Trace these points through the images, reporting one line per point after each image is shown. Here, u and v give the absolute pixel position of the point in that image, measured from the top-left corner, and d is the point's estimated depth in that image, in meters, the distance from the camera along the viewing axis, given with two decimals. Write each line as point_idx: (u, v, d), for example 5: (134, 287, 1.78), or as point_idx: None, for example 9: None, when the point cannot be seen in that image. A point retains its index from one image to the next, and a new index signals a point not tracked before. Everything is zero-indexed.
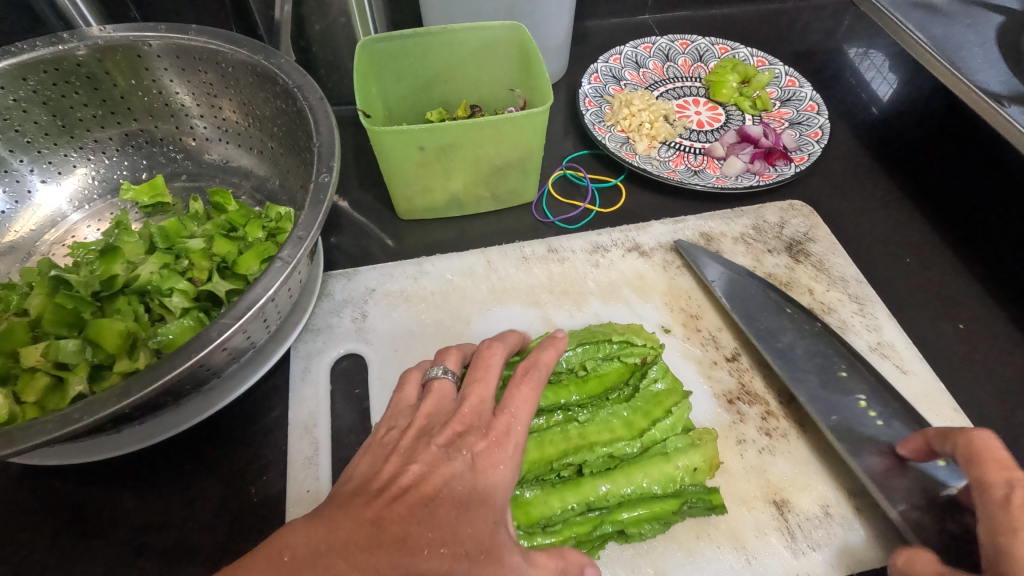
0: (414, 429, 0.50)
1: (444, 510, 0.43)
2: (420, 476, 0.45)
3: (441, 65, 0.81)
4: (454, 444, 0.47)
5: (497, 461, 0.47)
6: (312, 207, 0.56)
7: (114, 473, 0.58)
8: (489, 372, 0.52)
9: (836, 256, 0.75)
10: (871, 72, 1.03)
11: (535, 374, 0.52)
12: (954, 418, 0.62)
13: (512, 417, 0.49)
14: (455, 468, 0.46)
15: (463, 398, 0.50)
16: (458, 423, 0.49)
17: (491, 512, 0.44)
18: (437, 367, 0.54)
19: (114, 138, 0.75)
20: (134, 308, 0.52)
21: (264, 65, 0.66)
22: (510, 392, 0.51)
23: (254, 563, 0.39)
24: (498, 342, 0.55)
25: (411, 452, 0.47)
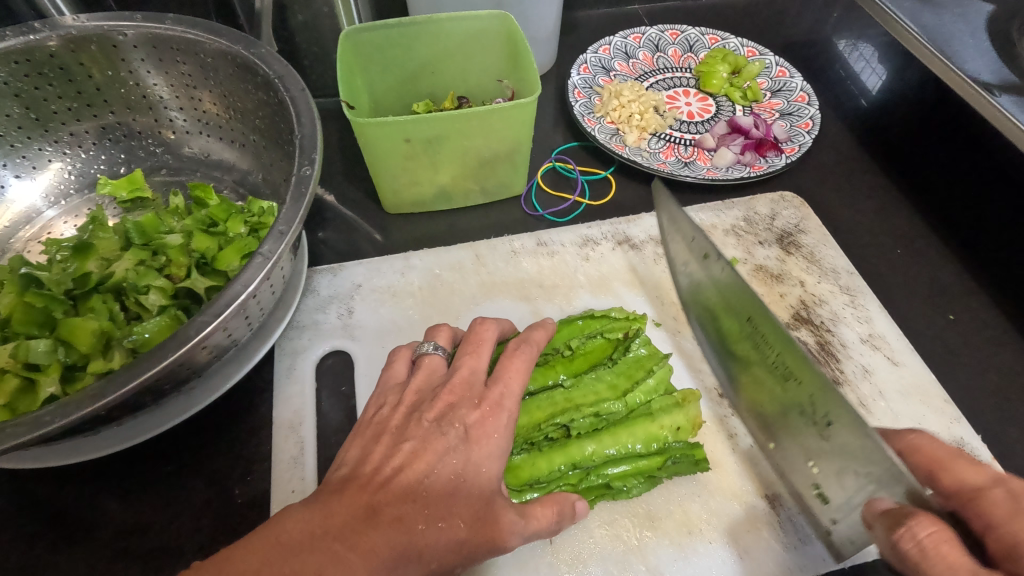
0: (405, 405, 0.49)
1: (439, 487, 0.43)
2: (412, 455, 0.44)
3: (427, 56, 0.79)
4: (446, 417, 0.47)
5: (490, 431, 0.46)
6: (295, 198, 0.54)
7: (93, 475, 0.56)
8: (482, 346, 0.51)
9: (827, 247, 0.75)
10: (861, 64, 1.03)
11: (526, 350, 0.51)
12: (945, 410, 0.62)
13: (505, 388, 0.48)
14: (447, 441, 0.45)
15: (454, 370, 0.50)
16: (450, 395, 0.48)
17: (486, 482, 0.44)
18: (426, 344, 0.53)
19: (91, 131, 0.73)
20: (109, 307, 0.50)
21: (245, 56, 0.64)
22: (502, 364, 0.50)
23: (252, 543, 0.37)
24: (490, 320, 0.54)
25: (402, 430, 0.46)
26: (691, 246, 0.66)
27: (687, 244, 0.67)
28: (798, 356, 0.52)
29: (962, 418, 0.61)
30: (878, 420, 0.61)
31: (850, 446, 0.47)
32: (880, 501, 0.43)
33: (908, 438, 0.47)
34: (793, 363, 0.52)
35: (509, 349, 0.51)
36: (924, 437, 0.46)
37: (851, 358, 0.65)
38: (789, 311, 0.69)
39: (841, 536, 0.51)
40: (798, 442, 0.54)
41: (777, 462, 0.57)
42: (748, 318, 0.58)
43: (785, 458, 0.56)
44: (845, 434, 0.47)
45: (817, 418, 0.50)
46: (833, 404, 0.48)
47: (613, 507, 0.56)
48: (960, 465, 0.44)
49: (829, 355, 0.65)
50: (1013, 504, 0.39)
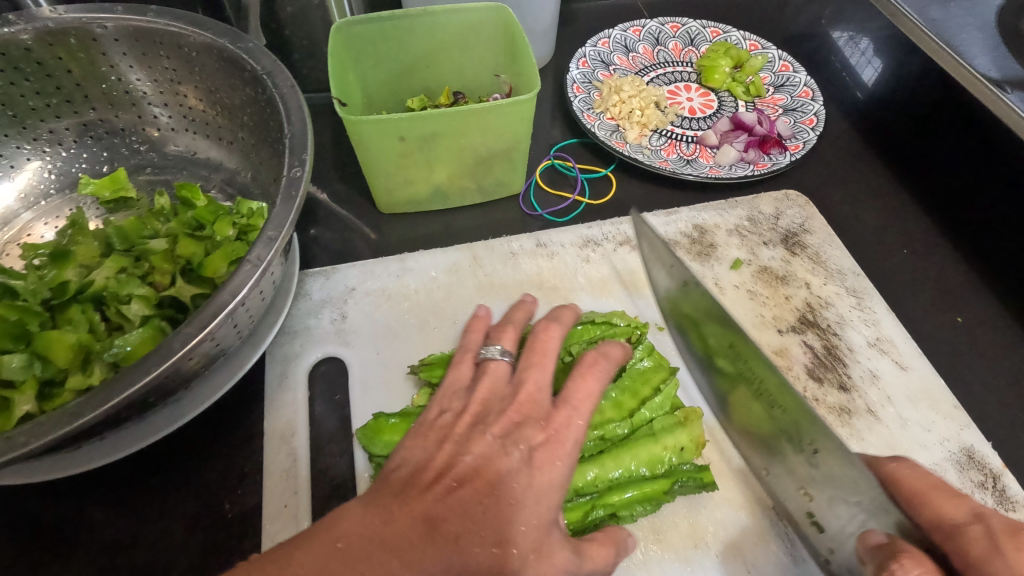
0: (471, 412, 0.49)
1: (498, 505, 0.43)
2: (474, 470, 0.45)
3: (422, 49, 0.76)
4: (510, 435, 0.48)
5: (554, 455, 0.47)
6: (284, 201, 0.52)
7: (76, 488, 0.54)
8: (547, 358, 0.53)
9: (832, 247, 0.73)
10: (859, 61, 1.00)
11: (604, 364, 0.53)
12: (955, 416, 0.60)
13: (574, 411, 0.49)
14: (509, 462, 0.46)
15: (522, 384, 0.51)
16: (517, 412, 0.49)
17: (544, 510, 0.44)
18: (492, 349, 0.54)
19: (71, 129, 0.70)
20: (89, 317, 0.48)
21: (231, 50, 0.61)
22: (573, 383, 0.51)
23: (309, 542, 0.38)
24: (556, 325, 0.55)
25: (466, 441, 0.47)
26: (671, 272, 0.65)
27: (665, 271, 0.66)
28: (781, 381, 0.52)
29: (971, 424, 0.60)
30: (886, 427, 0.59)
31: (836, 475, 0.48)
32: (870, 535, 0.44)
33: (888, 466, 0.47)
34: (776, 389, 0.53)
35: (578, 364, 0.53)
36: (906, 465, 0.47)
37: (858, 363, 0.64)
38: (795, 314, 0.67)
39: (840, 566, 0.49)
40: (784, 468, 0.53)
41: (767, 489, 0.56)
42: (731, 347, 0.57)
43: (778, 488, 0.54)
44: (832, 463, 0.48)
45: (804, 445, 0.51)
46: (820, 431, 0.49)
47: None
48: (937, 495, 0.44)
49: (836, 359, 0.64)
50: (991, 541, 0.40)
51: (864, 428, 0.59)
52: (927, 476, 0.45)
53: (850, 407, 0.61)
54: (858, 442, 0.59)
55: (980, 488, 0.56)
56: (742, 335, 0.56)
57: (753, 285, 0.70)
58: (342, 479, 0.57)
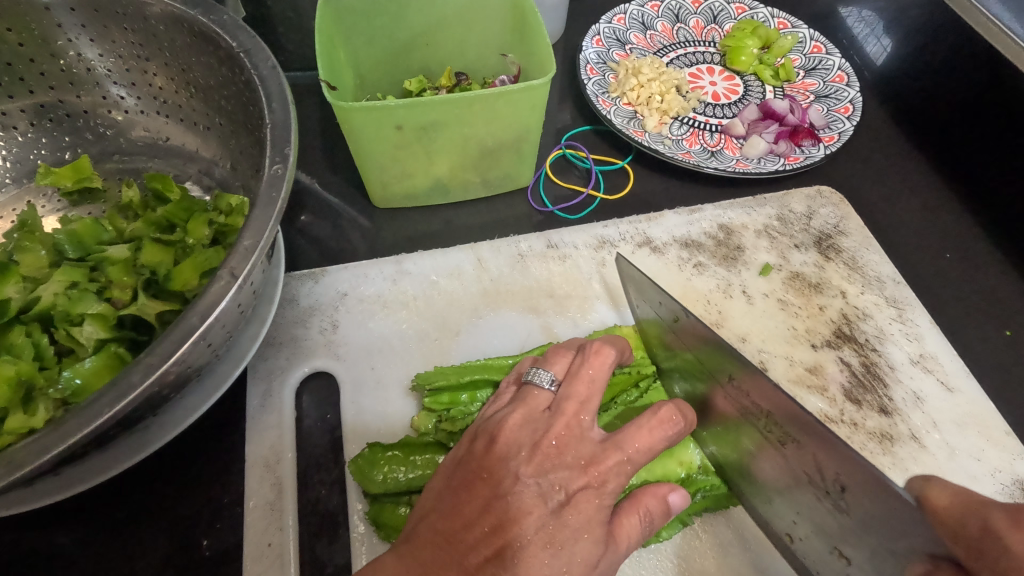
0: (502, 443, 0.42)
1: (535, 554, 0.38)
2: (509, 516, 0.39)
3: (421, 24, 0.68)
4: (547, 473, 0.41)
5: (593, 493, 0.41)
6: (264, 204, 0.45)
7: (37, 520, 0.48)
8: (593, 388, 0.45)
9: (869, 251, 0.67)
10: (867, 38, 0.91)
11: (669, 416, 0.44)
12: (1006, 443, 0.55)
13: (623, 454, 0.42)
14: (546, 505, 0.40)
15: (561, 416, 0.44)
16: (555, 448, 0.42)
17: (586, 554, 0.39)
18: (532, 374, 0.46)
19: (27, 110, 0.62)
20: (33, 340, 0.42)
21: (203, 23, 0.54)
22: (628, 430, 0.44)
23: None
24: (609, 348, 0.47)
25: (498, 480, 0.41)
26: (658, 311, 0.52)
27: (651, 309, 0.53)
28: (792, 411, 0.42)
29: None
30: (933, 456, 0.54)
31: (875, 518, 0.39)
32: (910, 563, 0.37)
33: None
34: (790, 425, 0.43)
35: (649, 412, 0.45)
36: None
37: (900, 382, 0.58)
38: (830, 327, 0.61)
39: None
40: (812, 524, 0.44)
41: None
42: (731, 379, 0.46)
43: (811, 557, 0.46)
44: (865, 502, 0.39)
45: (828, 485, 0.41)
46: (845, 468, 0.40)
47: (640, 558, 0.49)
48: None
49: (875, 378, 0.58)
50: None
51: (909, 456, 0.54)
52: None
53: (892, 432, 0.55)
54: (902, 473, 0.53)
55: None
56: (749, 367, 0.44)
57: (784, 293, 0.63)
58: (333, 512, 0.51)
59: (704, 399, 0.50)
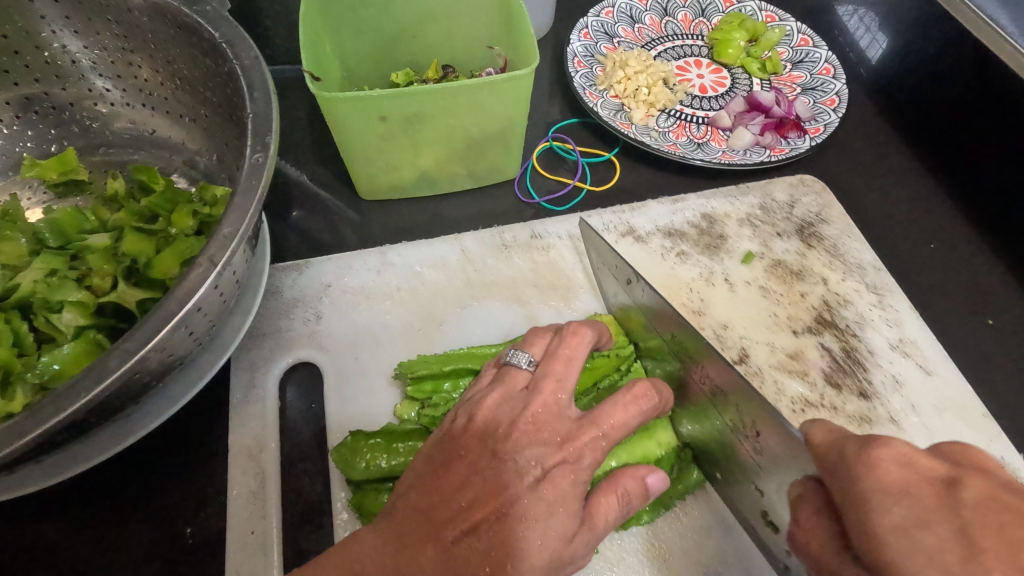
0: (478, 422, 0.43)
1: (510, 527, 0.39)
2: (486, 492, 0.40)
3: (407, 17, 0.69)
4: (524, 449, 0.42)
5: (570, 468, 0.41)
6: (244, 192, 0.45)
7: (21, 510, 0.49)
8: (571, 366, 0.45)
9: (852, 240, 0.67)
10: (863, 35, 0.91)
11: (643, 399, 0.45)
12: (984, 427, 0.55)
13: (599, 431, 0.43)
14: (522, 480, 0.41)
15: (538, 394, 0.44)
16: (532, 425, 0.43)
17: (561, 527, 0.39)
18: (513, 354, 0.47)
19: (12, 103, 0.62)
20: (13, 327, 0.42)
21: (185, 14, 0.54)
22: (605, 407, 0.44)
23: None
24: (586, 330, 0.47)
25: (476, 456, 0.42)
26: (615, 273, 0.56)
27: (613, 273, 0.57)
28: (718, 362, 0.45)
29: (1003, 435, 0.55)
30: (911, 439, 0.55)
31: (781, 453, 0.42)
32: (787, 484, 0.42)
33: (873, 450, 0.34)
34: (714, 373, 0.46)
35: (624, 388, 0.45)
36: (882, 447, 0.34)
37: (880, 368, 0.58)
38: (811, 313, 0.61)
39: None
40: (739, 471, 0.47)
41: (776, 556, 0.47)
42: (672, 336, 0.50)
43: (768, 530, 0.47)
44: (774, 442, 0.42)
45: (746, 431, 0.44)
46: (759, 413, 0.43)
47: (622, 541, 0.50)
48: (893, 505, 0.32)
49: (856, 363, 0.58)
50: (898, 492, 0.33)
51: None
52: (921, 485, 0.32)
53: (871, 416, 0.56)
54: None
55: None
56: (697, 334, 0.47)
57: (766, 281, 0.64)
58: (317, 500, 0.52)
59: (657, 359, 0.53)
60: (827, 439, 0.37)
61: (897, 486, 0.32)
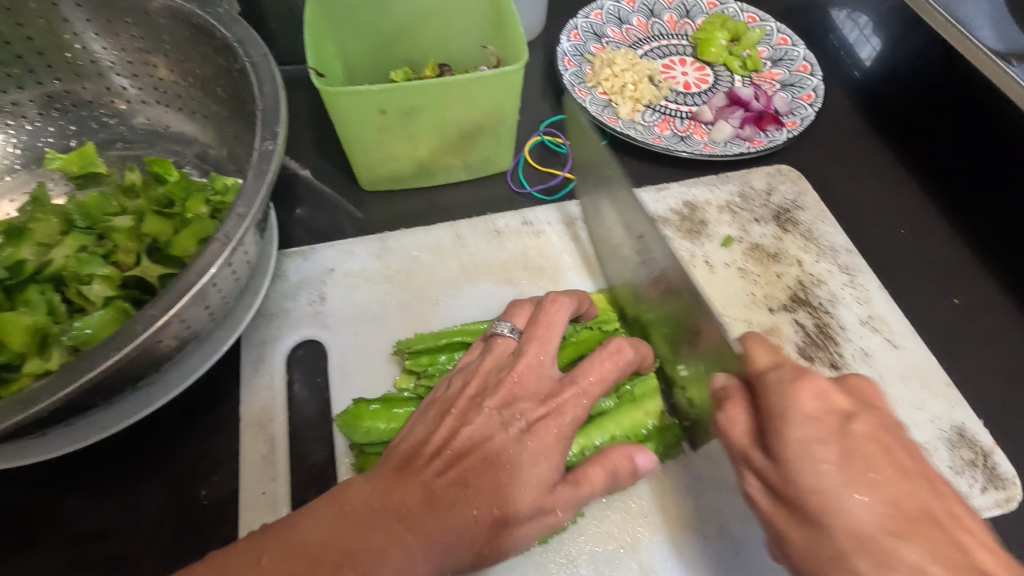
0: (469, 387, 0.48)
1: (495, 475, 0.43)
2: (473, 444, 0.44)
3: (405, 18, 0.73)
4: (509, 406, 0.46)
5: (552, 422, 0.45)
6: (255, 176, 0.49)
7: (49, 473, 0.52)
8: (552, 330, 0.49)
9: (825, 224, 0.71)
10: (858, 41, 0.94)
11: (619, 359, 0.49)
12: (946, 394, 0.59)
13: (579, 389, 0.47)
14: (506, 432, 0.45)
15: (523, 356, 0.48)
16: (516, 385, 0.47)
17: (543, 476, 0.44)
18: (502, 325, 0.51)
19: (34, 101, 0.66)
20: (48, 298, 0.47)
21: (199, 16, 0.58)
22: (585, 365, 0.48)
23: (317, 509, 0.38)
24: (566, 299, 0.51)
25: (466, 412, 0.46)
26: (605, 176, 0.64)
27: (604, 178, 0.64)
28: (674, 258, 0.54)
29: (963, 402, 0.59)
30: None
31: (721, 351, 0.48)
32: (715, 379, 0.46)
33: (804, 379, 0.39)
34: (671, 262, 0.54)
35: (601, 346, 0.49)
36: (813, 378, 0.39)
37: (849, 341, 0.62)
38: (787, 292, 0.66)
39: None
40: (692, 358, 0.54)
41: None
42: (641, 236, 0.58)
43: None
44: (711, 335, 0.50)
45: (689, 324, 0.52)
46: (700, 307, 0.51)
47: (607, 500, 0.54)
48: (806, 421, 0.37)
49: (827, 338, 0.62)
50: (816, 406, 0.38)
51: None
52: (829, 415, 0.38)
53: None
54: None
55: (969, 465, 0.55)
56: (655, 230, 0.56)
57: (744, 263, 0.68)
58: (323, 465, 0.55)
59: (620, 254, 0.62)
60: (770, 361, 0.43)
61: (813, 411, 0.38)
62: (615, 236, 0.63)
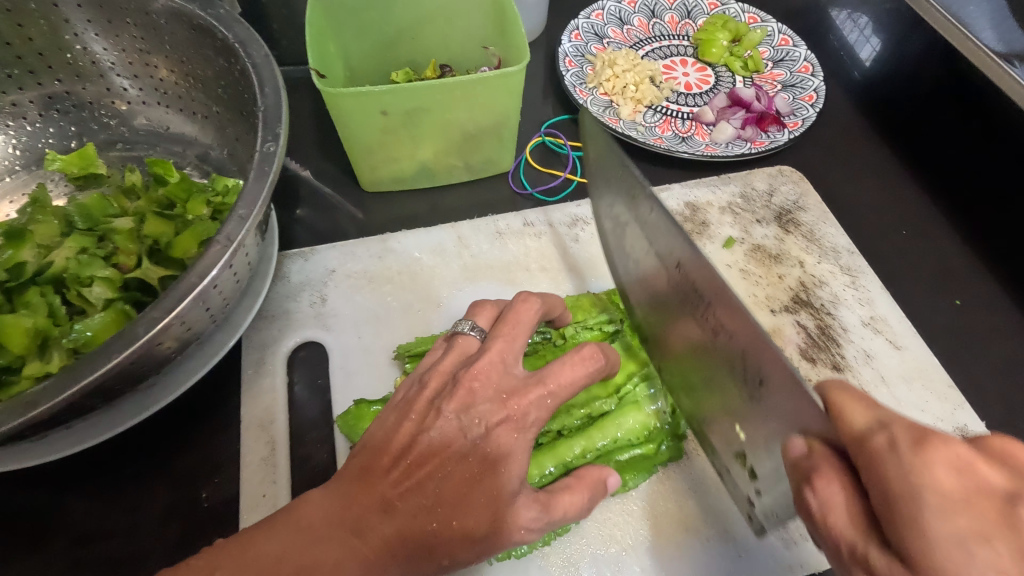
0: (427, 389, 0.47)
1: (454, 484, 0.43)
2: (431, 451, 0.43)
3: (407, 19, 0.73)
4: (469, 409, 0.45)
5: (513, 428, 0.45)
6: (256, 178, 0.49)
7: (50, 475, 0.52)
8: (517, 329, 0.48)
9: (826, 225, 0.71)
10: (858, 41, 0.94)
11: (590, 364, 0.48)
12: (949, 396, 0.59)
13: (544, 388, 0.46)
14: (465, 437, 0.44)
15: (484, 352, 0.47)
16: (474, 385, 0.45)
17: (504, 482, 0.43)
18: (465, 324, 0.51)
19: (35, 101, 0.66)
20: (48, 301, 0.47)
21: (201, 16, 0.58)
22: (553, 367, 0.47)
23: (277, 531, 0.40)
24: (536, 299, 0.51)
25: (424, 416, 0.45)
26: (620, 187, 0.53)
27: (614, 189, 0.54)
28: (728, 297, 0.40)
29: (966, 404, 0.59)
30: None
31: (778, 404, 0.38)
32: (790, 442, 0.38)
33: (929, 447, 0.31)
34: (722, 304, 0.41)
35: (572, 349, 0.48)
36: (941, 447, 0.31)
37: (852, 343, 0.62)
38: (788, 294, 0.65)
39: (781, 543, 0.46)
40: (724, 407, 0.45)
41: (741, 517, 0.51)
42: (677, 264, 0.46)
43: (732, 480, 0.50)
44: (779, 399, 0.38)
45: (748, 376, 0.40)
46: (772, 365, 0.38)
47: (608, 502, 0.54)
48: (956, 513, 0.29)
49: (829, 339, 0.62)
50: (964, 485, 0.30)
51: None
52: (979, 497, 0.30)
53: None
54: None
55: None
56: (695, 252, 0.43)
57: (746, 264, 0.68)
58: (324, 467, 0.55)
59: (654, 287, 0.51)
60: (869, 419, 0.33)
61: (958, 494, 0.30)
62: (643, 263, 0.52)
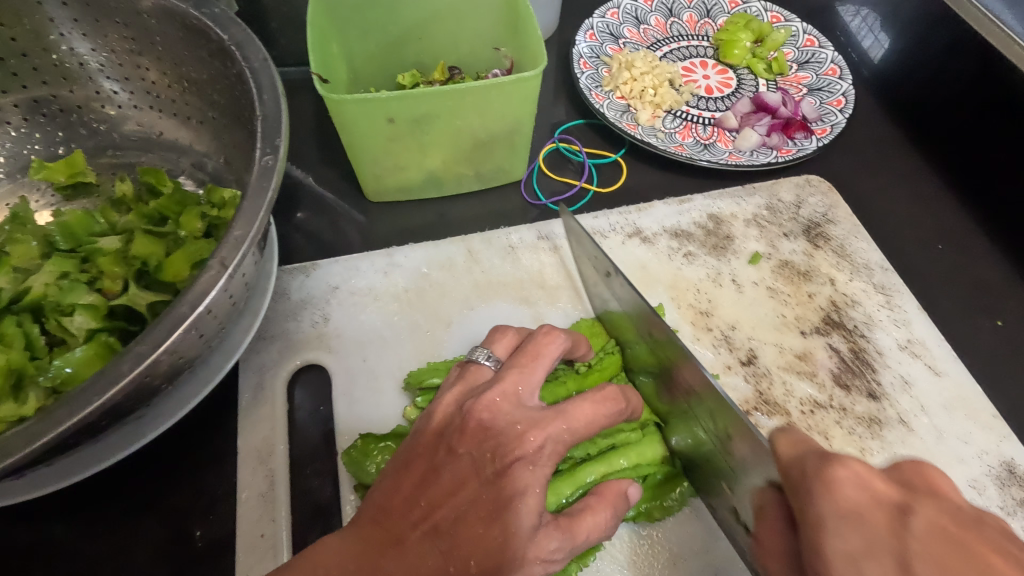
0: (435, 421, 0.43)
1: (469, 527, 0.39)
2: (444, 491, 0.40)
3: (414, 18, 0.69)
4: (482, 443, 0.42)
5: (529, 461, 0.41)
6: (254, 193, 0.45)
7: (33, 511, 0.49)
8: (538, 360, 0.45)
9: (858, 240, 0.67)
10: (863, 33, 0.90)
11: (612, 404, 0.45)
12: (993, 426, 0.56)
13: (563, 422, 0.43)
14: (480, 475, 0.41)
15: (497, 381, 0.44)
16: (485, 416, 0.42)
17: (522, 519, 0.39)
18: (481, 352, 0.47)
19: (19, 105, 0.62)
20: (25, 330, 0.43)
21: (194, 16, 0.54)
22: (572, 402, 0.44)
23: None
24: (559, 332, 0.47)
25: (434, 453, 0.42)
26: (595, 264, 0.58)
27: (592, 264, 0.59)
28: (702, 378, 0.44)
29: (1013, 436, 0.55)
30: (920, 439, 0.55)
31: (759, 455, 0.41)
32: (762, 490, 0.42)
33: (829, 470, 0.33)
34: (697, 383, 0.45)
35: (593, 388, 0.46)
36: (839, 466, 0.33)
37: (888, 368, 0.58)
38: (819, 314, 0.62)
39: None
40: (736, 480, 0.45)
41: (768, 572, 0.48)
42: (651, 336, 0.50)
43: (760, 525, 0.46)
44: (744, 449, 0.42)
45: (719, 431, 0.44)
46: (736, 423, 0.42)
47: (633, 544, 0.50)
48: (847, 529, 0.31)
49: (864, 364, 0.58)
50: (864, 499, 0.32)
51: (896, 440, 0.55)
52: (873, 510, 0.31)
53: (880, 417, 0.56)
54: (890, 456, 0.54)
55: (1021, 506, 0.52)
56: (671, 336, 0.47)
57: (774, 281, 0.64)
58: (327, 502, 0.52)
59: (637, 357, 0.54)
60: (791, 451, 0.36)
61: (851, 508, 0.32)
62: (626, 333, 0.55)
